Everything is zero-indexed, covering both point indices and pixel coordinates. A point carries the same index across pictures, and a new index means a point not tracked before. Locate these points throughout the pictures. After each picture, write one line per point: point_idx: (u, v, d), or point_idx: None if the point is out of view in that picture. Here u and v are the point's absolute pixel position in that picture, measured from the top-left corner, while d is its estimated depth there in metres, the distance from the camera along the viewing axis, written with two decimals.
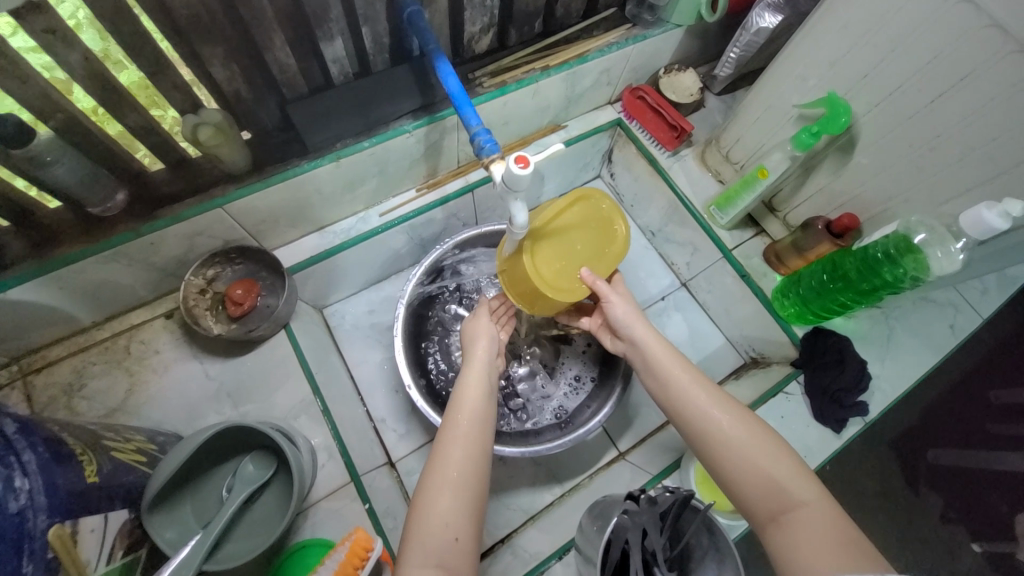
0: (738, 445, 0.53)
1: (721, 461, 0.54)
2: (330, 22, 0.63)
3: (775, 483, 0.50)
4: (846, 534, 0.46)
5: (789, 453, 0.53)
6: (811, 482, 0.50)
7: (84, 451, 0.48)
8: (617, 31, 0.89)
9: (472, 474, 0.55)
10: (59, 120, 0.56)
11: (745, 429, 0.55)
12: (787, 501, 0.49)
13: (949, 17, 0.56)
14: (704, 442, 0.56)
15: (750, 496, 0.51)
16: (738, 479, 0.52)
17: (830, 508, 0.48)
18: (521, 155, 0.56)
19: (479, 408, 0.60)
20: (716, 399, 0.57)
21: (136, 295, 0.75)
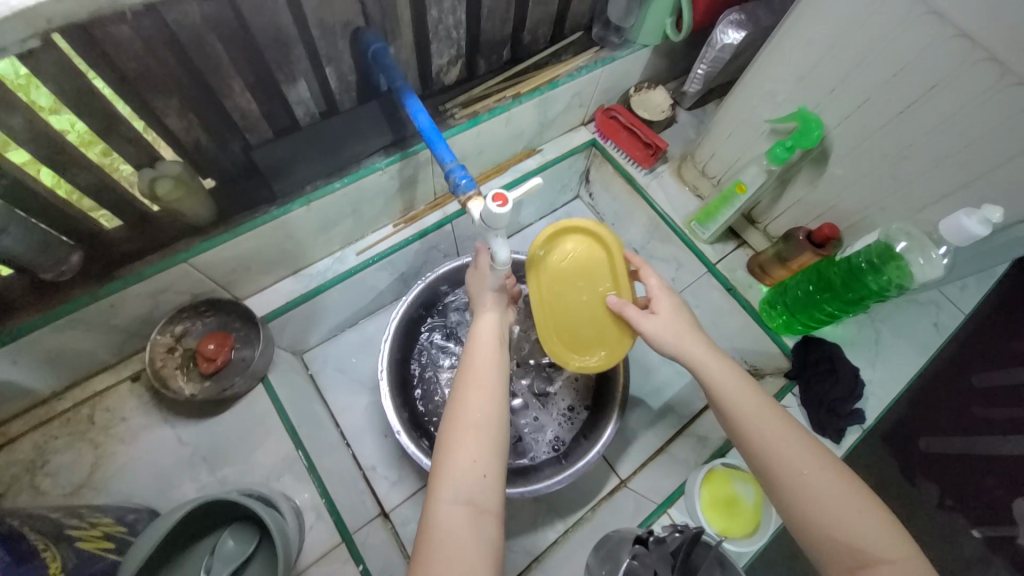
0: (821, 493, 0.49)
1: (800, 506, 0.50)
2: (292, 65, 0.61)
3: (859, 538, 0.46)
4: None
5: (871, 503, 0.49)
6: (898, 538, 0.46)
7: (48, 545, 0.46)
8: (585, 54, 0.90)
9: (485, 468, 0.52)
10: (1, 186, 0.52)
11: (829, 478, 0.50)
12: (870, 558, 0.45)
13: (912, 30, 0.57)
14: (780, 480, 0.51)
15: (825, 546, 0.48)
16: (814, 520, 0.49)
17: (918, 570, 0.45)
18: (499, 193, 0.54)
19: (491, 397, 0.57)
20: (788, 432, 0.54)
21: (98, 359, 0.70)
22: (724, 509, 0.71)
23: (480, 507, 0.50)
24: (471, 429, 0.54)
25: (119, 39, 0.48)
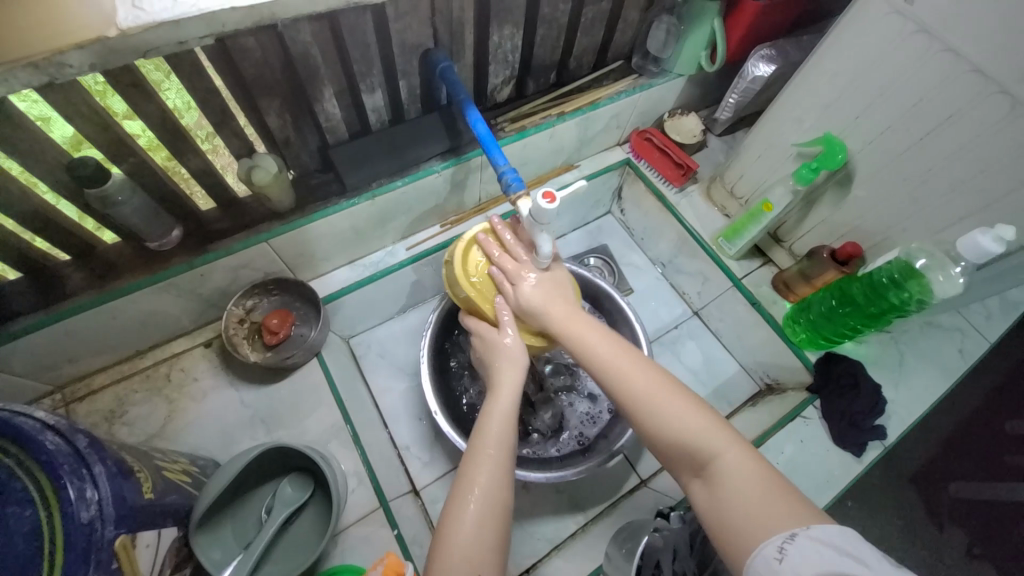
0: (661, 408, 0.55)
1: (649, 423, 0.55)
2: (372, 76, 0.71)
3: (697, 441, 0.52)
4: (765, 481, 0.47)
5: (700, 405, 0.55)
6: (725, 432, 0.52)
7: (141, 470, 0.50)
8: (624, 80, 0.98)
9: (499, 499, 0.55)
10: (130, 163, 0.61)
11: (668, 392, 0.56)
12: (710, 456, 0.51)
13: (931, 65, 0.63)
14: (629, 409, 0.57)
15: (677, 455, 0.53)
16: (667, 438, 0.54)
17: (747, 455, 0.50)
18: (548, 191, 0.61)
19: (505, 429, 0.60)
20: (630, 361, 0.60)
21: (179, 325, 0.79)
22: None
23: (495, 536, 0.53)
24: (485, 459, 0.57)
25: (244, 49, 0.57)
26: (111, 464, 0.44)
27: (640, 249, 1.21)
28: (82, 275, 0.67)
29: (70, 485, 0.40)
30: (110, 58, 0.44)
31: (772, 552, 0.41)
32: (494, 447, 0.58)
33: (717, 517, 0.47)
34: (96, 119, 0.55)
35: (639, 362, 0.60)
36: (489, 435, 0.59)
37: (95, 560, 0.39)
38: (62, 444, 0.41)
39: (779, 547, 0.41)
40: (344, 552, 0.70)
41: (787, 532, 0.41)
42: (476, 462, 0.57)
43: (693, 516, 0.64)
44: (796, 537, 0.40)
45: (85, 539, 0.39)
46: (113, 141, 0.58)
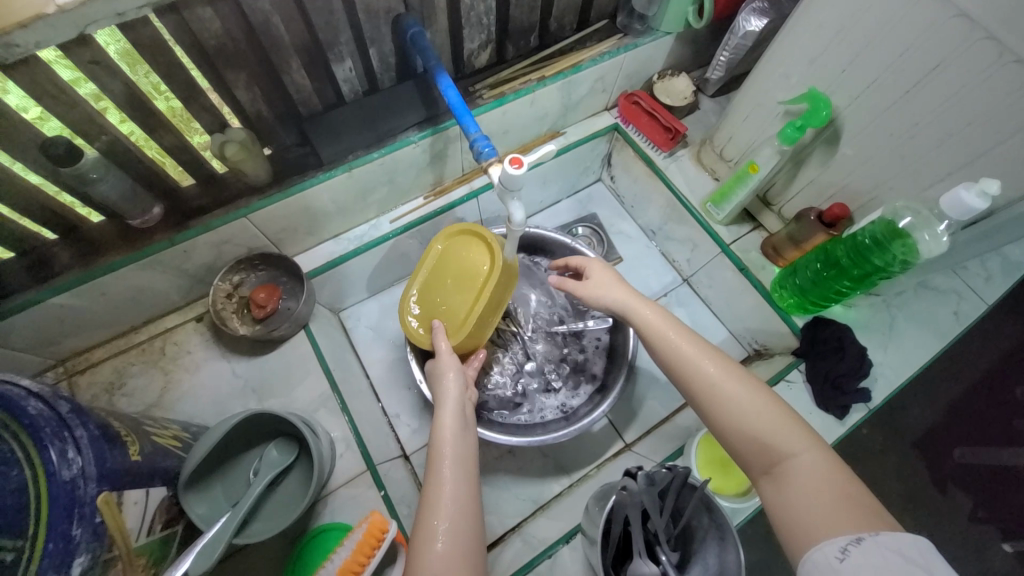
0: (735, 400, 0.56)
1: (720, 416, 0.56)
2: (340, 45, 0.70)
3: (770, 439, 0.52)
4: (839, 485, 0.47)
5: (779, 405, 0.55)
6: (798, 431, 0.52)
7: (128, 434, 0.53)
8: (608, 41, 0.95)
9: (467, 519, 0.56)
10: (104, 141, 0.62)
11: (743, 386, 0.57)
12: (781, 455, 0.51)
13: (913, 12, 0.60)
14: (704, 402, 0.58)
15: (744, 450, 0.54)
16: (732, 433, 0.55)
17: (822, 458, 0.50)
18: (515, 157, 0.60)
19: (461, 450, 0.62)
20: (703, 350, 0.61)
21: (170, 300, 0.82)
22: (717, 467, 0.78)
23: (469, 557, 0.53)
24: (445, 484, 0.58)
25: (204, 20, 0.57)
26: (94, 428, 0.47)
27: (630, 217, 1.19)
28: (70, 253, 0.70)
29: (50, 447, 0.43)
30: (46, 32, 0.47)
31: (834, 552, 0.42)
32: (455, 472, 0.59)
33: (783, 513, 0.48)
34: (61, 98, 0.55)
35: (712, 353, 0.61)
36: (449, 450, 0.61)
37: (78, 514, 0.42)
38: (45, 409, 0.44)
39: (842, 548, 0.42)
40: (333, 511, 0.74)
41: (854, 535, 0.42)
42: (438, 482, 0.58)
43: (662, 473, 0.65)
44: (862, 541, 0.41)
45: (68, 496, 0.42)
46: (84, 118, 0.59)
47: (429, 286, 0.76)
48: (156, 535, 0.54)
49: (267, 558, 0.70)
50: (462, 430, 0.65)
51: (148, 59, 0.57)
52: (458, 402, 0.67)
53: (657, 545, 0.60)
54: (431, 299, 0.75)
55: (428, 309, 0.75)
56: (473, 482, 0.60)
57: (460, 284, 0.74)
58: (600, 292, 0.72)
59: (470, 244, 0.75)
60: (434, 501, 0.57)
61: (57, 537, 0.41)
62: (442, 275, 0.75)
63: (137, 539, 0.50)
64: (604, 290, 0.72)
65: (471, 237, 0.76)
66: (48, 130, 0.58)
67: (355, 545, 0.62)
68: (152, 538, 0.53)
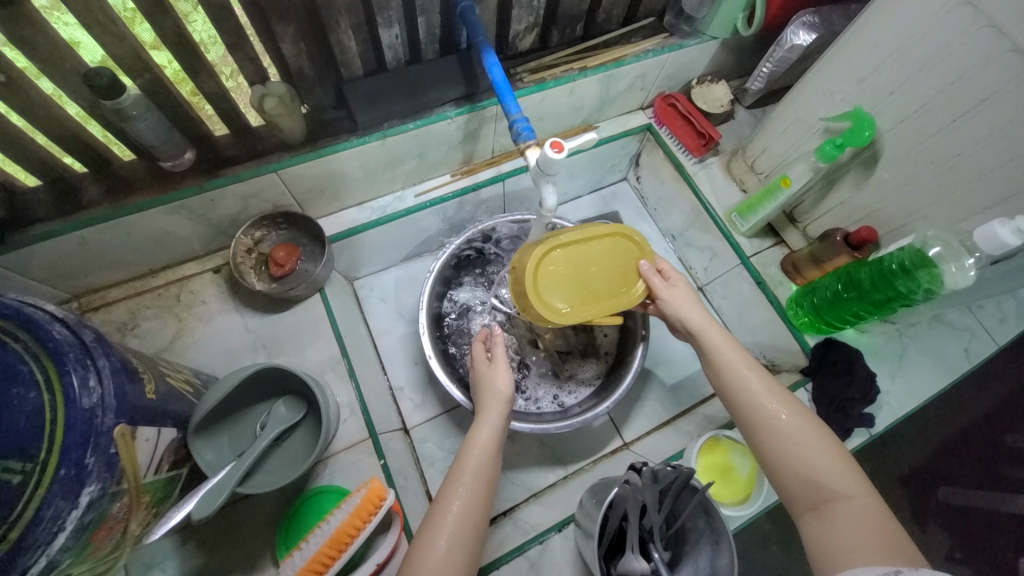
0: (792, 438, 0.55)
1: (773, 450, 0.56)
2: (390, 10, 0.69)
3: (823, 478, 0.52)
4: (888, 533, 0.47)
5: (839, 450, 0.55)
6: (854, 477, 0.52)
7: (146, 373, 0.53)
8: (654, 39, 0.94)
9: (471, 526, 0.55)
10: (146, 79, 0.62)
11: (804, 424, 0.56)
12: (833, 495, 0.51)
13: (971, 42, 0.60)
14: (760, 431, 0.57)
15: (791, 485, 0.54)
16: (782, 467, 0.55)
17: (874, 504, 0.50)
18: (557, 141, 0.60)
19: (486, 464, 0.60)
20: (766, 384, 0.60)
21: (190, 248, 0.82)
22: (719, 475, 0.80)
23: (466, 565, 0.52)
24: (464, 486, 0.57)
25: None
26: (115, 360, 0.47)
27: (652, 220, 1.19)
28: (99, 188, 0.69)
29: (73, 373, 0.43)
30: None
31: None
32: (475, 476, 0.59)
33: (824, 547, 0.49)
34: (111, 29, 0.55)
35: (774, 387, 0.60)
36: (472, 460, 0.60)
37: (94, 443, 0.42)
38: (69, 335, 0.45)
39: None
40: (331, 474, 0.74)
41: (893, 568, 0.42)
42: (450, 493, 0.57)
43: (665, 471, 0.64)
44: (901, 574, 0.41)
45: (86, 423, 0.42)
46: (129, 53, 0.58)
47: (572, 255, 0.70)
48: (164, 475, 0.54)
49: (263, 513, 0.71)
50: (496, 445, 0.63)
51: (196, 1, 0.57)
52: (502, 408, 0.67)
53: (650, 541, 0.59)
54: (567, 273, 0.69)
55: (560, 278, 0.69)
56: (489, 490, 0.59)
57: (606, 280, 0.70)
58: (680, 308, 0.69)
59: (629, 244, 0.72)
60: (446, 500, 0.56)
61: (70, 464, 0.41)
62: (592, 254, 0.70)
63: (146, 476, 0.50)
64: (686, 308, 0.68)
65: (615, 239, 0.72)
66: (88, 59, 0.57)
67: (351, 509, 0.63)
68: (159, 477, 0.53)
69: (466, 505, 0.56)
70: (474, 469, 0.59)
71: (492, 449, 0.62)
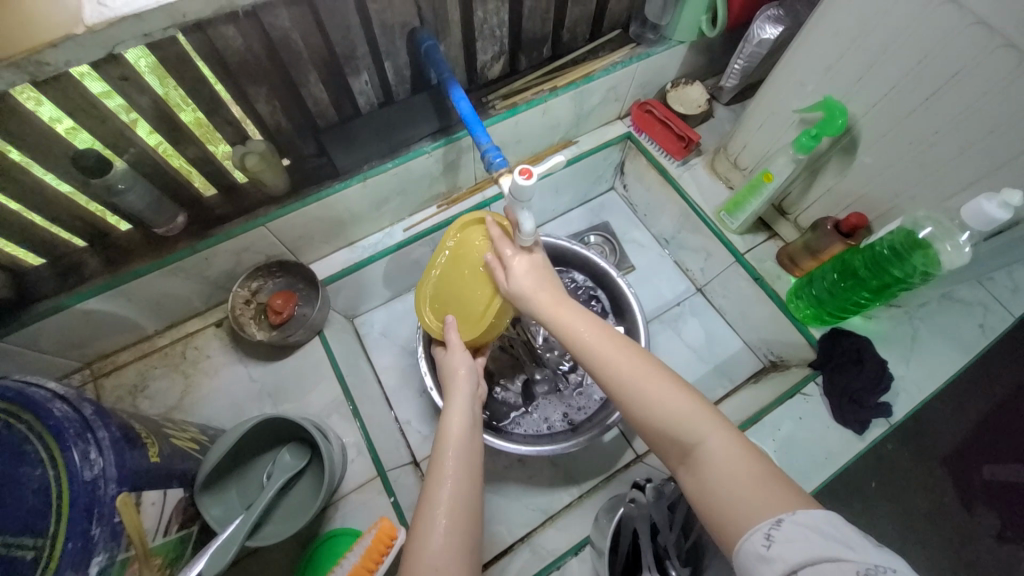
0: (646, 396, 0.54)
1: (634, 412, 0.54)
2: (357, 59, 0.72)
3: (678, 427, 0.51)
4: (752, 467, 0.46)
5: (689, 393, 0.53)
6: (709, 417, 0.51)
7: (148, 436, 0.55)
8: (621, 50, 0.95)
9: (465, 514, 0.56)
10: (132, 153, 0.65)
11: (653, 378, 0.55)
12: (693, 443, 0.50)
13: (934, 18, 0.59)
14: (617, 397, 0.56)
15: (661, 443, 0.53)
16: (647, 427, 0.54)
17: (734, 440, 0.49)
18: (525, 167, 0.59)
19: (465, 448, 0.62)
20: (611, 346, 0.59)
21: (192, 305, 0.85)
22: None
23: (466, 552, 0.54)
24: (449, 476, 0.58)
25: (226, 38, 0.59)
26: (115, 429, 0.49)
27: (643, 225, 1.19)
28: (98, 260, 0.73)
29: (73, 448, 0.44)
30: (75, 52, 0.49)
31: (759, 539, 0.41)
32: (456, 465, 0.59)
33: (705, 504, 0.47)
34: (92, 112, 0.58)
35: (621, 349, 0.59)
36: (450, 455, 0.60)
37: (98, 513, 0.44)
38: (69, 411, 0.46)
39: (765, 534, 0.40)
40: (344, 515, 0.75)
41: (775, 518, 0.41)
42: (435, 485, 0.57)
43: (669, 486, 0.66)
44: (782, 522, 0.40)
45: (89, 495, 0.44)
46: (113, 132, 0.62)
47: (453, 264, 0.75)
48: (173, 535, 0.56)
49: (281, 559, 0.72)
50: (470, 429, 0.65)
51: (170, 76, 0.60)
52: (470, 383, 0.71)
53: (667, 559, 0.59)
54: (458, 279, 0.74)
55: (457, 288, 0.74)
56: (476, 474, 0.60)
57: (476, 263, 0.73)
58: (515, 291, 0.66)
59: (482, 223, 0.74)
60: (434, 493, 0.57)
61: (77, 536, 0.42)
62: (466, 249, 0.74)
63: (155, 539, 0.52)
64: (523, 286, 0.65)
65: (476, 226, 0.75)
66: (78, 141, 0.61)
67: (364, 551, 0.62)
68: (169, 538, 0.55)
69: (456, 491, 0.57)
70: (455, 460, 0.60)
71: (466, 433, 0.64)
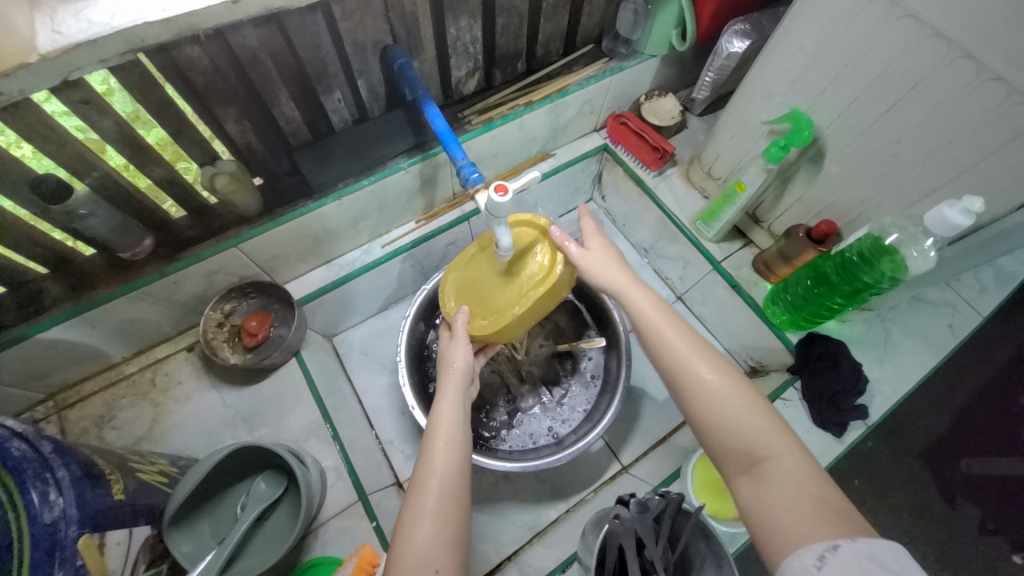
0: (717, 401, 0.53)
1: (705, 410, 0.53)
2: (329, 77, 0.71)
3: (751, 438, 0.50)
4: (813, 491, 0.46)
5: (761, 406, 0.53)
6: (780, 436, 0.50)
7: (112, 472, 0.52)
8: (595, 65, 0.96)
9: (453, 511, 0.54)
10: (94, 177, 0.63)
11: (728, 384, 0.54)
12: (760, 455, 0.49)
13: (892, 32, 0.61)
14: (687, 393, 0.54)
15: (723, 448, 0.51)
16: (717, 425, 0.52)
17: (803, 461, 0.49)
18: (500, 184, 0.59)
19: (457, 440, 0.60)
20: (690, 343, 0.57)
21: (161, 330, 0.82)
22: (715, 492, 0.77)
23: (450, 550, 0.51)
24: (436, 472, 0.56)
25: (192, 59, 0.58)
26: (76, 467, 0.46)
27: (623, 235, 1.20)
28: (61, 287, 0.70)
29: (31, 490, 0.42)
30: (30, 79, 0.47)
31: (810, 559, 0.40)
32: (446, 459, 0.57)
33: (764, 515, 0.46)
34: (51, 136, 0.56)
35: (700, 348, 0.57)
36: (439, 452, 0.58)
37: (61, 557, 0.41)
38: (28, 450, 0.43)
39: (818, 555, 0.40)
40: (324, 543, 0.73)
41: (832, 542, 0.40)
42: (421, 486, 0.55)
43: (654, 501, 0.65)
44: (838, 548, 0.40)
45: (50, 538, 0.41)
46: (74, 156, 0.59)
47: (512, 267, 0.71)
48: None
49: None
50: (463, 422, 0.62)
51: (133, 98, 0.58)
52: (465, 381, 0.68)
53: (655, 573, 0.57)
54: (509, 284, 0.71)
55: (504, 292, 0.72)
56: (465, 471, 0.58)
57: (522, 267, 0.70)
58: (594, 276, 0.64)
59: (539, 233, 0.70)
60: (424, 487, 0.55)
61: None
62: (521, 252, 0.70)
63: None
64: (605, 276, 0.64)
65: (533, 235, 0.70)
66: (40, 165, 0.59)
67: None
68: None
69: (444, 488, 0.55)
70: (445, 457, 0.57)
71: (457, 429, 0.61)
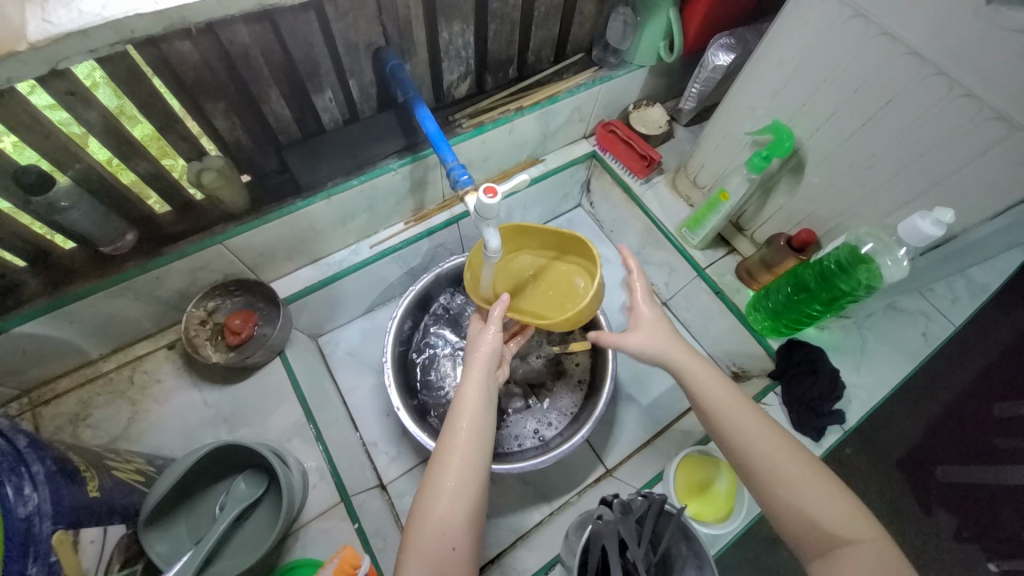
0: (793, 482, 0.55)
1: (780, 493, 0.55)
2: (321, 76, 0.71)
3: (829, 522, 0.52)
4: (897, 575, 0.48)
5: (840, 487, 0.54)
6: (863, 519, 0.52)
7: (87, 468, 0.51)
8: (585, 73, 0.98)
9: (466, 493, 0.57)
10: (77, 169, 0.62)
11: (802, 463, 0.56)
12: (840, 538, 0.51)
13: (868, 49, 0.64)
14: (761, 474, 0.56)
15: (797, 529, 0.54)
16: (790, 511, 0.54)
17: (884, 544, 0.50)
18: (490, 186, 0.60)
19: (481, 421, 0.62)
20: (762, 423, 0.59)
21: (141, 327, 0.81)
22: (697, 494, 0.78)
23: (459, 531, 0.55)
24: (454, 454, 0.59)
25: (181, 53, 0.58)
26: (50, 463, 0.45)
27: (610, 242, 1.22)
28: (38, 281, 0.68)
29: (5, 484, 0.40)
30: (17, 68, 0.47)
31: None
32: (465, 441, 0.60)
33: None
34: (34, 126, 0.55)
35: (770, 429, 0.59)
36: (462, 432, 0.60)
37: (34, 552, 0.40)
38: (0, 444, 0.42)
39: None
40: (304, 545, 0.72)
41: None
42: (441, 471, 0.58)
43: (637, 502, 0.65)
44: None
45: (23, 534, 0.40)
46: (57, 148, 0.59)
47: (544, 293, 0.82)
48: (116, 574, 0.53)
49: None
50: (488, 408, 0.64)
51: (120, 90, 0.58)
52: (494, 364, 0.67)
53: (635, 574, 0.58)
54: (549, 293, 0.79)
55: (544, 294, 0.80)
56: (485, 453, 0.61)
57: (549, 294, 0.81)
58: (650, 345, 0.66)
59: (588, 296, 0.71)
60: (441, 468, 0.58)
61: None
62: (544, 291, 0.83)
63: None
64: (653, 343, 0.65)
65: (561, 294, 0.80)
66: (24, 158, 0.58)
67: None
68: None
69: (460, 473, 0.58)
70: (465, 439, 0.60)
71: (480, 416, 0.62)
